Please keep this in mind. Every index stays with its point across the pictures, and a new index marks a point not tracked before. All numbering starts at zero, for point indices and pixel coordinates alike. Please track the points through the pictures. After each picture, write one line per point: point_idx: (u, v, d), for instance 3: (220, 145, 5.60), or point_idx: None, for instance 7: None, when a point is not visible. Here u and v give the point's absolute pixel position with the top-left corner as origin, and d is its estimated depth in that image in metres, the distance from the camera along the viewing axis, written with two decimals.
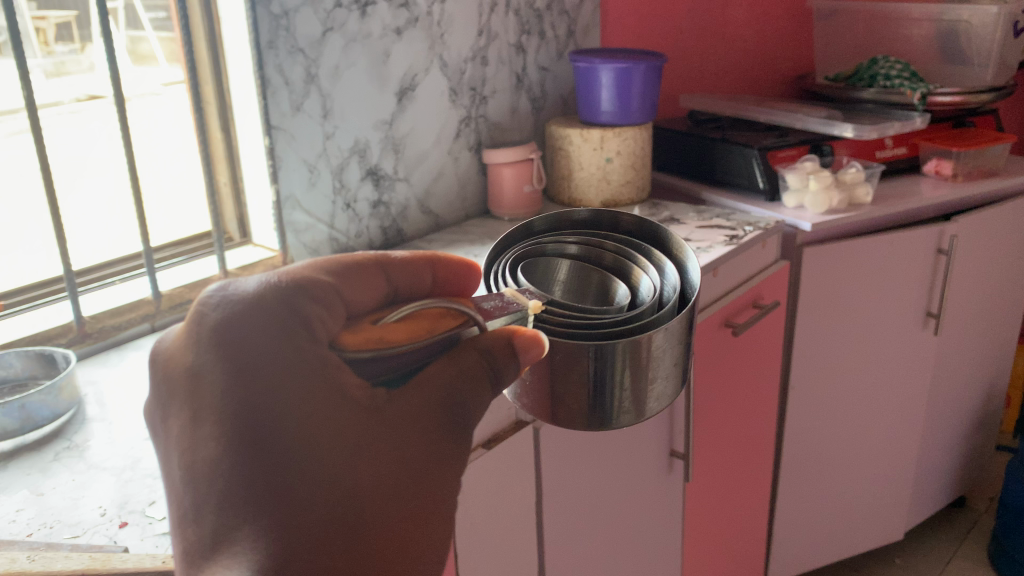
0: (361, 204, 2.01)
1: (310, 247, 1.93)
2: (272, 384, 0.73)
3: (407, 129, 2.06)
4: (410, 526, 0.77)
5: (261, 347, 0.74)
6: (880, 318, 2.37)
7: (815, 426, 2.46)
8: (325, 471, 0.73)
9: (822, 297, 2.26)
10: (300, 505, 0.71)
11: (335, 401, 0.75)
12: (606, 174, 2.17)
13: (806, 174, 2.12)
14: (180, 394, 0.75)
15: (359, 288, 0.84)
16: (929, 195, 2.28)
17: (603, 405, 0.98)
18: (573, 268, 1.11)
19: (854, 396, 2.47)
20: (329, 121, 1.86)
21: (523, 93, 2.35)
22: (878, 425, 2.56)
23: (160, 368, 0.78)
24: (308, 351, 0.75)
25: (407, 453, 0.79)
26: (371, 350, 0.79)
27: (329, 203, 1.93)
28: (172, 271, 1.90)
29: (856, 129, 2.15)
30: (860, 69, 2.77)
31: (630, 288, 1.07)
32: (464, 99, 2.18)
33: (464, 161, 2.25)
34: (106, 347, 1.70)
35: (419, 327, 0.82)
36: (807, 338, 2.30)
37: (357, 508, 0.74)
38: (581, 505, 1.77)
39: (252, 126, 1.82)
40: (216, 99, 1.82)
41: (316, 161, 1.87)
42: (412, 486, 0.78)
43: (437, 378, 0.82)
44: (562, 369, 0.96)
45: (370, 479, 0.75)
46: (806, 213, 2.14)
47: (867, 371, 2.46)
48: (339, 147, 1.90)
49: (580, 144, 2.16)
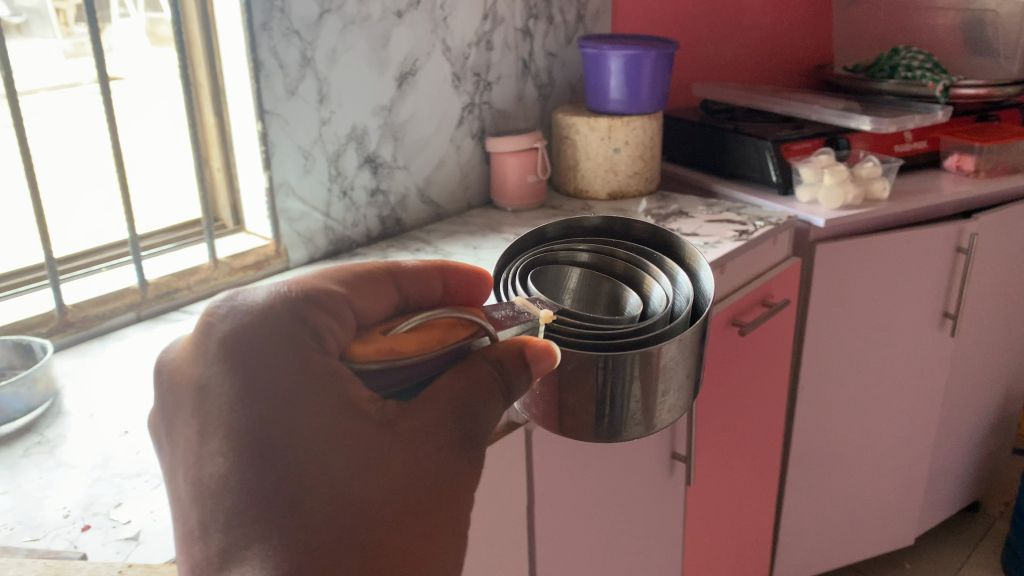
0: (358, 193, 2.03)
1: (304, 236, 1.96)
2: (286, 404, 0.81)
3: (407, 116, 2.08)
4: (424, 542, 0.85)
5: (272, 359, 0.81)
6: (897, 315, 2.45)
7: (830, 421, 2.54)
8: (328, 485, 0.81)
9: (836, 295, 2.32)
10: (312, 523, 0.79)
11: (348, 414, 0.83)
12: (613, 165, 2.24)
13: (821, 167, 2.19)
14: (188, 406, 0.85)
15: (364, 298, 0.93)
16: (948, 193, 2.35)
17: (615, 416, 1.04)
18: (581, 277, 1.20)
19: (869, 393, 2.55)
20: (326, 106, 1.88)
21: (528, 78, 2.40)
22: (893, 421, 2.64)
23: (167, 379, 0.88)
24: (318, 362, 0.83)
25: (453, 444, 0.89)
26: (377, 363, 0.87)
27: (324, 190, 1.96)
28: (158, 260, 1.85)
29: (873, 121, 2.22)
30: (881, 60, 2.85)
31: (645, 296, 1.14)
32: (468, 85, 2.21)
33: (467, 149, 2.28)
34: (89, 336, 1.68)
35: (420, 340, 0.89)
36: (821, 337, 2.38)
37: (366, 524, 0.82)
38: (579, 507, 1.77)
39: (244, 111, 1.81)
40: (209, 82, 1.81)
41: (311, 148, 1.89)
42: (425, 494, 0.86)
43: (447, 390, 0.90)
44: (572, 379, 1.02)
45: (381, 493, 0.83)
46: (819, 208, 2.21)
47: (885, 368, 2.53)
48: (336, 134, 1.93)
49: (587, 134, 2.22)
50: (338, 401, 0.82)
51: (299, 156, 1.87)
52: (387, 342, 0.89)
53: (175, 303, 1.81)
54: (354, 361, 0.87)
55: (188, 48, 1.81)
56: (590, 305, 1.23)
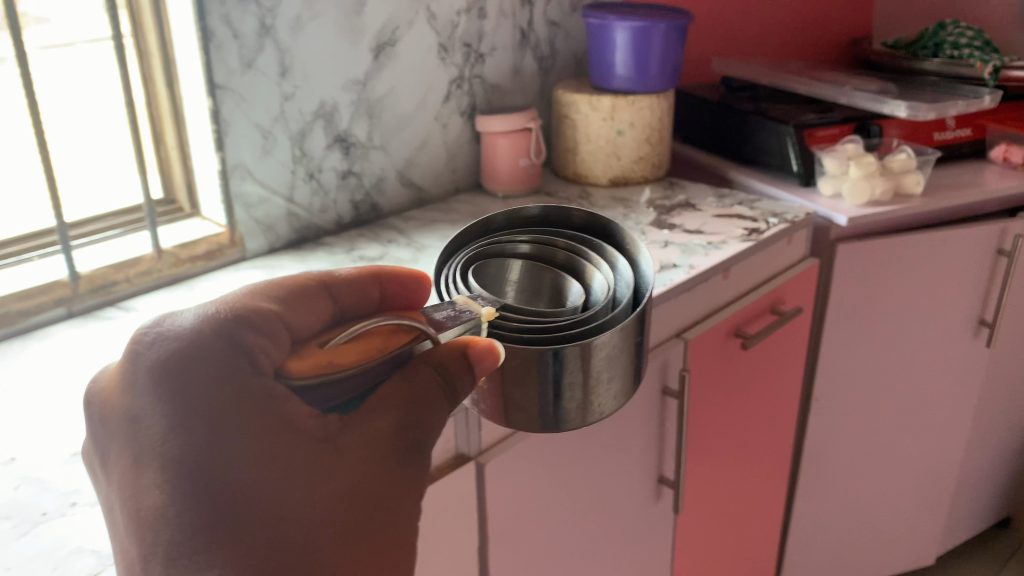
0: (327, 174, 1.91)
1: (263, 222, 1.84)
2: (222, 427, 0.82)
3: (385, 91, 1.94)
4: (365, 555, 0.85)
5: (203, 382, 0.83)
6: (924, 319, 2.30)
7: (846, 428, 2.40)
8: (265, 505, 0.82)
9: (864, 295, 2.19)
10: (252, 545, 0.80)
11: (282, 432, 0.84)
12: (616, 148, 2.12)
13: (846, 159, 2.06)
14: (120, 439, 0.84)
15: (298, 315, 0.94)
16: (991, 188, 2.20)
17: (556, 407, 1.08)
18: (521, 270, 1.20)
19: (891, 399, 2.41)
20: (289, 80, 1.75)
21: (526, 49, 2.24)
22: (917, 429, 2.51)
23: (96, 408, 0.87)
24: (250, 383, 0.85)
25: (396, 459, 0.88)
26: (312, 375, 0.88)
27: (287, 171, 1.83)
28: (94, 249, 1.74)
29: (910, 107, 2.06)
30: (925, 36, 2.67)
31: (583, 282, 1.17)
32: (456, 56, 2.06)
33: (453, 126, 2.14)
34: (9, 333, 1.57)
35: (357, 347, 0.90)
36: (839, 341, 2.24)
37: (306, 546, 0.82)
38: (551, 538, 1.59)
39: (194, 85, 1.68)
40: (160, 53, 1.70)
41: (270, 126, 1.76)
42: (367, 509, 0.87)
43: (389, 401, 0.90)
44: (517, 372, 1.05)
45: (321, 513, 0.84)
46: (842, 203, 2.06)
47: (909, 373, 2.39)
48: (300, 110, 1.80)
49: (588, 113, 2.10)
50: (271, 415, 0.84)
51: (257, 135, 1.75)
52: (320, 354, 0.90)
53: (110, 296, 1.69)
54: (287, 375, 0.88)
55: (131, 17, 1.69)
56: (535, 296, 1.23)
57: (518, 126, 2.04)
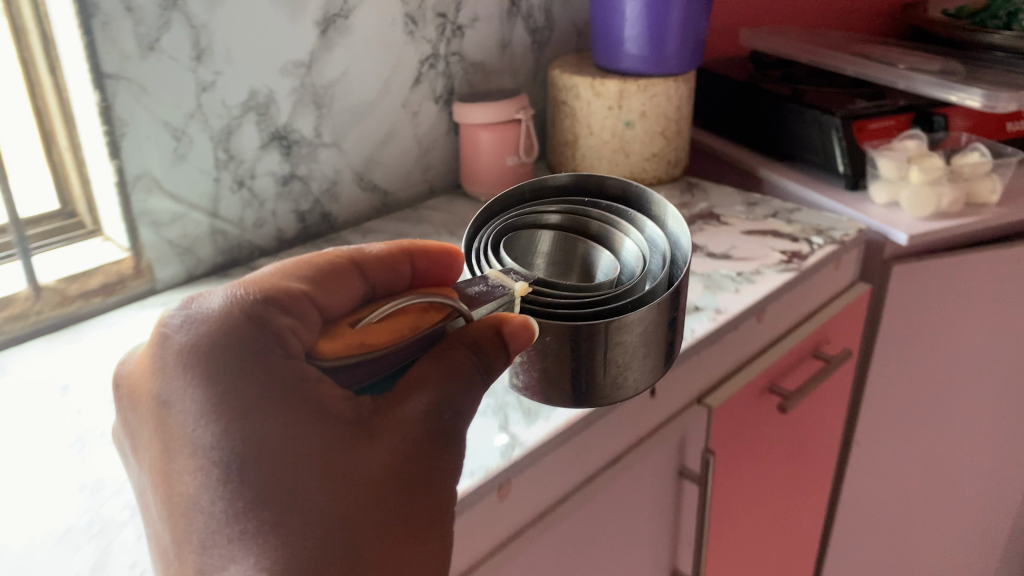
0: (261, 181, 1.39)
1: (178, 246, 1.32)
2: (246, 404, 0.61)
3: (335, 74, 1.40)
4: (395, 547, 0.64)
5: (218, 364, 0.62)
6: (991, 371, 1.84)
7: (891, 488, 1.97)
8: (297, 493, 0.60)
9: (916, 329, 1.72)
10: (303, 525, 0.60)
11: (313, 417, 0.62)
12: (624, 143, 1.66)
13: (907, 160, 1.57)
14: (150, 424, 0.65)
15: (329, 288, 0.72)
16: None
17: (578, 379, 0.86)
18: (555, 241, 0.97)
19: (944, 453, 1.95)
20: (205, 64, 1.23)
21: (517, 17, 1.69)
22: (967, 490, 2.04)
23: (126, 396, 0.68)
24: (284, 368, 0.63)
25: (427, 442, 0.66)
26: (347, 354, 0.67)
27: (208, 180, 1.31)
28: None
29: (989, 95, 1.52)
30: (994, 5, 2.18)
31: (615, 255, 0.94)
32: (429, 29, 1.52)
33: (425, 114, 1.60)
34: None
35: (393, 321, 0.70)
36: (883, 391, 1.80)
37: (340, 532, 0.61)
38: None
39: (81, 89, 1.15)
40: (34, 22, 1.16)
41: (184, 124, 1.24)
42: (405, 492, 0.65)
43: (423, 379, 0.67)
44: (543, 348, 0.84)
45: (336, 506, 0.62)
46: (900, 215, 1.59)
47: (967, 427, 1.92)
48: (223, 103, 1.27)
49: (590, 99, 1.63)
50: (314, 402, 0.63)
51: (167, 137, 1.23)
52: (352, 330, 0.69)
53: None
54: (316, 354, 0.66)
55: None
56: (565, 263, 1.01)
57: (507, 118, 1.56)
